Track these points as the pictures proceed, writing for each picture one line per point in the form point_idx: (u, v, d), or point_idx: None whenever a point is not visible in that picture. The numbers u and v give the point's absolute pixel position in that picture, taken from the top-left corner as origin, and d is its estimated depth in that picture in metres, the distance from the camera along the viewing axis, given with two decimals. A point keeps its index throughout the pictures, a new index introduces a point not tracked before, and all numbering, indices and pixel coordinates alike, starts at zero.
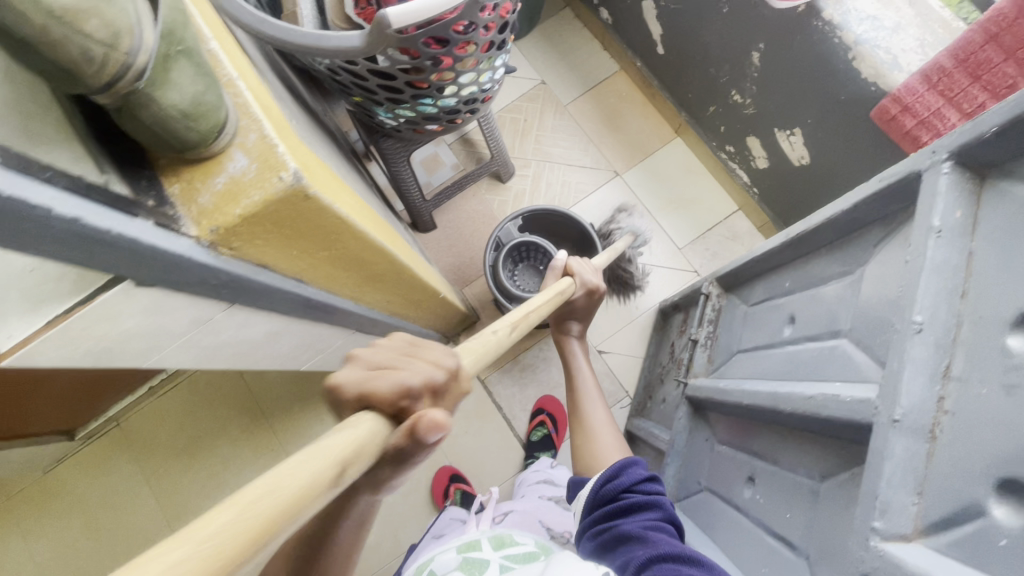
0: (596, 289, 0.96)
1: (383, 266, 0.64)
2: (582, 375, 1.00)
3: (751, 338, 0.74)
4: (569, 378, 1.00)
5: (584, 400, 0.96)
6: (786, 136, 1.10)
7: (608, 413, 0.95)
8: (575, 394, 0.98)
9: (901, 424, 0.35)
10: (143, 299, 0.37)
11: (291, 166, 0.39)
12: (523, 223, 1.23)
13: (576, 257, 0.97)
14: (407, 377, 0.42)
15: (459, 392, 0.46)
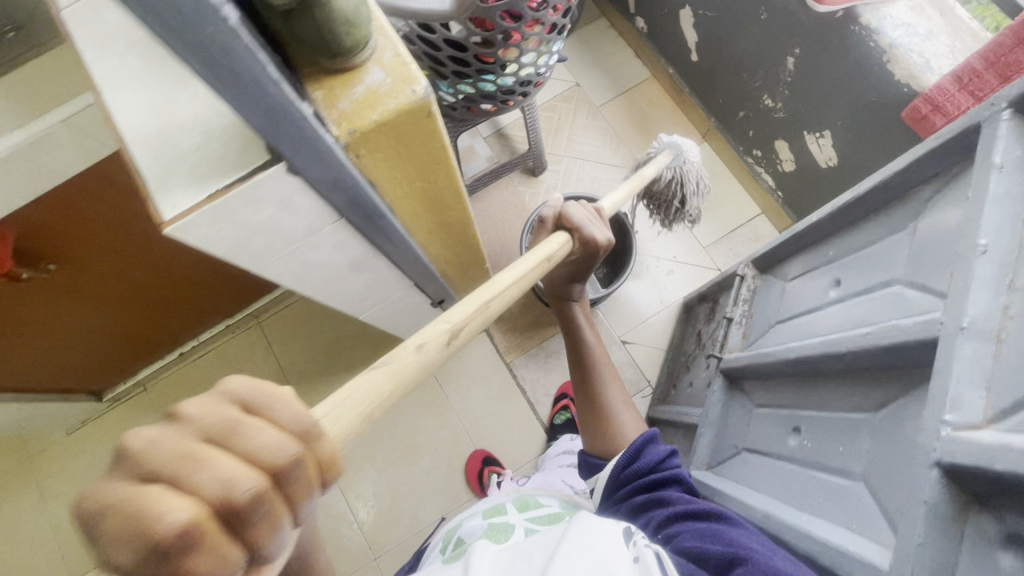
0: (598, 246, 0.82)
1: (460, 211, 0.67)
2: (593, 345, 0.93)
3: (791, 309, 0.78)
4: (577, 350, 0.93)
5: (592, 375, 0.90)
6: (815, 139, 1.16)
7: (621, 389, 0.90)
8: (582, 368, 0.91)
9: (968, 329, 0.39)
10: (288, 187, 0.41)
11: (423, 82, 0.43)
12: None
13: (575, 207, 0.82)
14: (168, 515, 0.26)
15: (297, 488, 0.31)
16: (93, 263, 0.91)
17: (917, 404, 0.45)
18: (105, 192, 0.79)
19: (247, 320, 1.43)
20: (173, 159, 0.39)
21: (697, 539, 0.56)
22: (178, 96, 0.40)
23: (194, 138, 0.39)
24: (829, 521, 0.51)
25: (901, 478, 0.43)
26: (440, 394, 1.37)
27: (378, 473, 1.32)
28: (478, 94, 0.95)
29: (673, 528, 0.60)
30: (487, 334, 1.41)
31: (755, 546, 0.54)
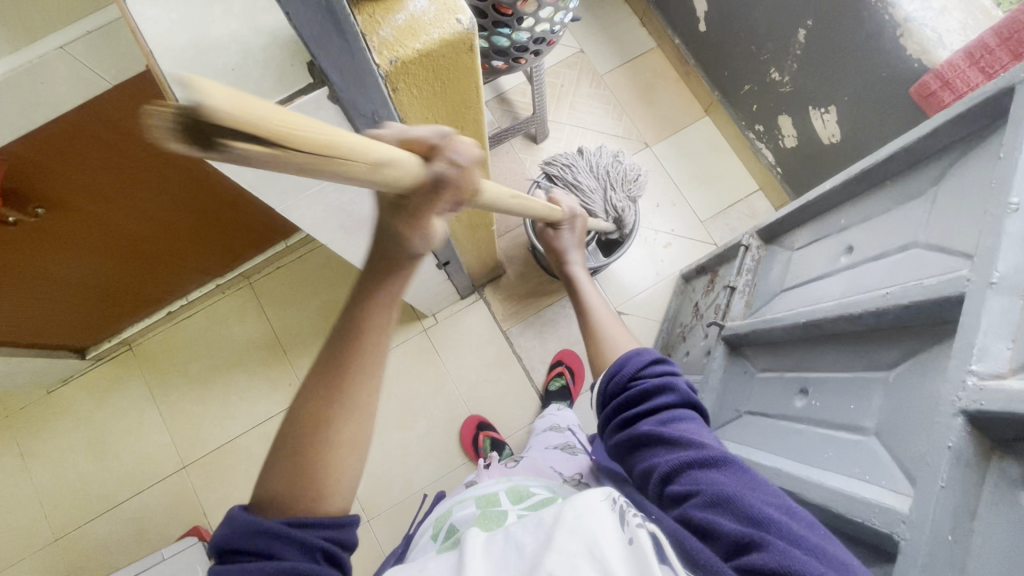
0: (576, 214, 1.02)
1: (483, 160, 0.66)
2: (590, 298, 0.98)
3: (798, 278, 0.79)
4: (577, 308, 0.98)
5: (590, 323, 0.91)
6: (819, 114, 1.17)
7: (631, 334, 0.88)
8: (583, 319, 0.94)
9: (998, 284, 0.40)
10: (324, 116, 0.39)
11: (467, 12, 0.42)
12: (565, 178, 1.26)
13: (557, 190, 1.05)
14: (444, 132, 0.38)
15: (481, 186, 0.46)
16: (85, 208, 0.87)
17: (938, 359, 0.46)
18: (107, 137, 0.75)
19: (237, 280, 1.38)
20: (208, 76, 0.37)
21: (701, 498, 0.54)
22: (211, 11, 0.38)
23: (230, 55, 0.37)
24: (840, 473, 0.52)
25: (920, 431, 0.44)
26: (437, 360, 1.36)
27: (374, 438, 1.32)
28: (492, 50, 0.93)
29: (682, 475, 0.58)
30: (484, 301, 1.40)
31: (773, 513, 0.50)
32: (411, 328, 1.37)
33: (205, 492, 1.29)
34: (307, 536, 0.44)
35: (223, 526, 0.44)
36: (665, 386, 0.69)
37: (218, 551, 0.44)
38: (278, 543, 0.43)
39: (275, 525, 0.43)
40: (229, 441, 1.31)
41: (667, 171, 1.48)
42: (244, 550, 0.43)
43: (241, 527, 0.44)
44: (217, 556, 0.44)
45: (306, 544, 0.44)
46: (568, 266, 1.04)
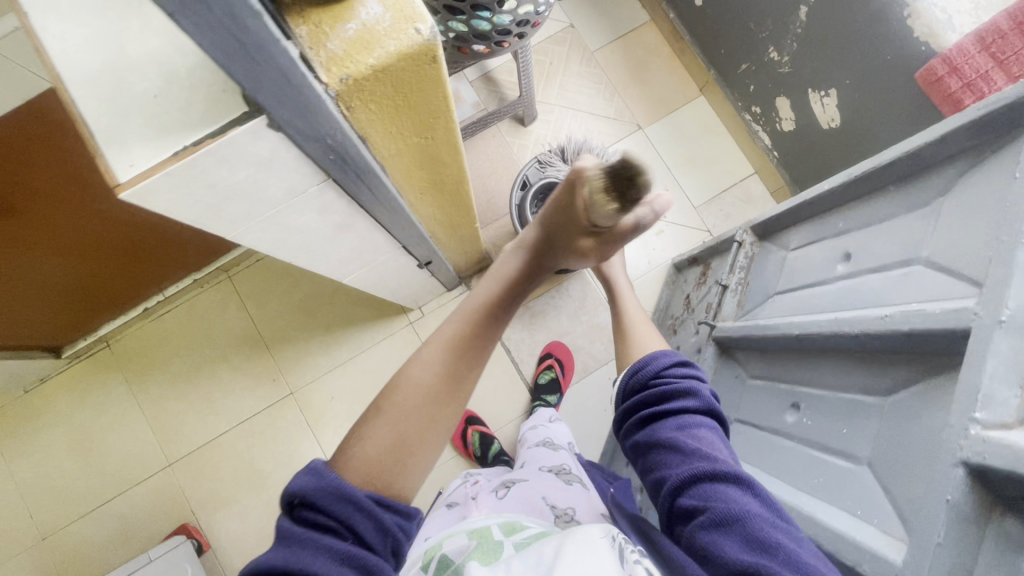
0: None
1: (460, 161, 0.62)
2: (627, 305, 0.94)
3: (793, 280, 0.76)
4: (614, 313, 0.95)
5: (625, 331, 0.87)
6: (818, 97, 1.12)
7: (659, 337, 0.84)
8: (617, 326, 0.90)
9: (1008, 323, 0.37)
10: (266, 144, 0.35)
11: (428, 20, 0.37)
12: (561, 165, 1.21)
13: None
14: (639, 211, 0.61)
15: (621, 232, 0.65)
16: (50, 217, 0.88)
17: (937, 395, 0.43)
18: (62, 171, 0.84)
19: (217, 275, 1.34)
20: (126, 105, 0.32)
21: (708, 515, 0.52)
22: (129, 26, 0.33)
23: (151, 80, 0.32)
24: (831, 505, 0.52)
25: (915, 473, 0.42)
26: None
27: None
28: (471, 34, 0.87)
29: (692, 490, 0.55)
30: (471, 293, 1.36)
31: (783, 540, 0.49)
32: (395, 322, 1.34)
33: (193, 489, 1.28)
34: (386, 517, 0.49)
35: (303, 481, 0.48)
36: (688, 390, 0.65)
37: (294, 502, 0.47)
38: (356, 517, 0.47)
39: (359, 498, 0.48)
40: (214, 439, 1.30)
41: (660, 154, 1.43)
42: (325, 513, 0.46)
43: (322, 491, 0.47)
44: (291, 508, 0.47)
45: (383, 525, 0.48)
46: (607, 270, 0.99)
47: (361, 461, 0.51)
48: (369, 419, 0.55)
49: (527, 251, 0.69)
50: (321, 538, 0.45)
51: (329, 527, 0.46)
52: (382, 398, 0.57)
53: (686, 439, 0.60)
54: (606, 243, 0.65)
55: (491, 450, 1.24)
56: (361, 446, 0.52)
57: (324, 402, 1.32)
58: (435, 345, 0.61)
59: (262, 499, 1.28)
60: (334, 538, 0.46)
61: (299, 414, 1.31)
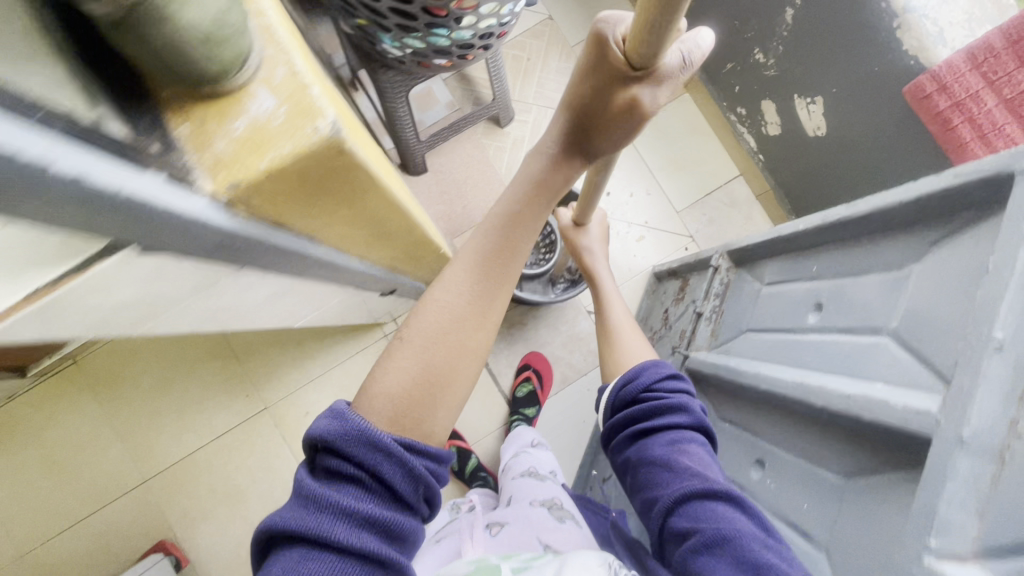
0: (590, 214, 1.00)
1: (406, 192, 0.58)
2: (611, 300, 0.94)
3: (767, 323, 0.72)
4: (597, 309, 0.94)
5: (613, 330, 0.87)
6: (804, 104, 1.06)
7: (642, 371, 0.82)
8: (602, 324, 0.90)
9: (968, 444, 0.34)
10: (145, 266, 0.31)
11: (329, 114, 0.32)
12: None
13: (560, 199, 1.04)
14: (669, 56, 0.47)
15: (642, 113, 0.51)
16: None
17: (899, 498, 0.41)
18: None
19: None
20: None
21: (703, 532, 0.52)
22: None
23: None
24: None
25: None
26: None
27: None
28: (430, 50, 0.80)
29: (683, 510, 0.55)
30: None
31: (773, 560, 0.48)
32: (369, 335, 1.32)
33: (169, 505, 1.28)
34: (414, 462, 0.49)
35: (332, 429, 0.47)
36: (678, 407, 0.64)
37: (322, 448, 0.47)
38: (383, 464, 0.47)
39: (386, 446, 0.48)
40: (190, 453, 1.29)
41: (643, 155, 1.37)
42: (350, 464, 0.47)
43: (352, 437, 0.47)
44: (319, 453, 0.48)
45: (410, 472, 0.49)
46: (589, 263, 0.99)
47: (384, 397, 0.52)
48: (393, 355, 0.56)
49: (554, 148, 0.58)
50: (344, 489, 0.46)
51: (354, 477, 0.47)
52: (405, 329, 0.57)
53: (678, 458, 0.59)
54: (650, 106, 0.51)
55: (468, 464, 1.23)
56: (383, 385, 0.54)
57: (299, 416, 1.31)
58: (459, 265, 0.58)
59: (240, 514, 1.28)
60: (359, 488, 0.46)
61: (275, 427, 1.31)
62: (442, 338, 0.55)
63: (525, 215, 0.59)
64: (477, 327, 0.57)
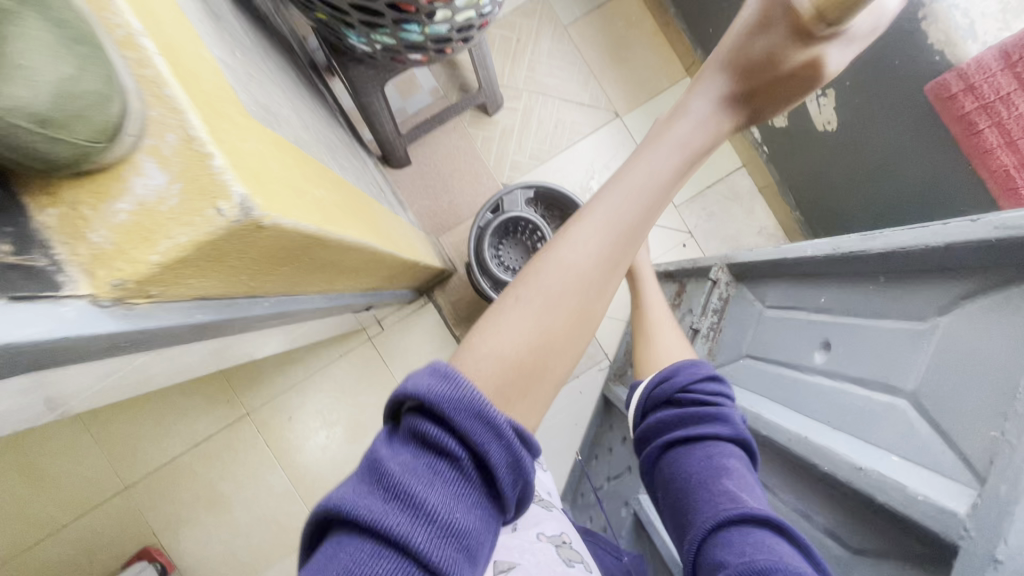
0: None
1: (359, 222, 0.50)
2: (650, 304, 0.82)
3: (768, 351, 0.67)
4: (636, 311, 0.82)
5: (656, 339, 0.75)
6: (815, 96, 0.99)
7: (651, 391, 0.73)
8: (642, 331, 0.78)
9: (1004, 566, 0.30)
10: (13, 386, 0.25)
11: (235, 193, 0.26)
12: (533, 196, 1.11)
13: None
14: None
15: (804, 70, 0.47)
16: None
17: None
18: None
19: None
20: None
21: (737, 563, 0.40)
22: None
23: None
24: None
25: None
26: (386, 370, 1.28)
27: (324, 450, 1.28)
28: (401, 46, 0.72)
29: (718, 538, 0.44)
30: (435, 307, 1.31)
31: None
32: (354, 336, 1.28)
33: (153, 511, 1.25)
34: (521, 453, 0.40)
35: (443, 389, 0.38)
36: (716, 416, 0.55)
37: (421, 415, 0.38)
38: (490, 447, 0.38)
39: (499, 426, 0.39)
40: (172, 459, 1.26)
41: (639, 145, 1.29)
42: (453, 440, 0.38)
43: (471, 402, 0.38)
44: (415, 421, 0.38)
45: (514, 465, 0.39)
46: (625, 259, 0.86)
47: (494, 361, 0.42)
48: (502, 313, 0.45)
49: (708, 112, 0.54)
50: (435, 469, 0.37)
51: (450, 453, 0.38)
52: (521, 283, 0.46)
53: (712, 477, 0.49)
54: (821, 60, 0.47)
55: None
56: (490, 345, 0.43)
57: (283, 421, 1.28)
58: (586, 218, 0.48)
59: (225, 520, 1.26)
60: (453, 467, 0.37)
61: (258, 433, 1.27)
62: (564, 300, 0.45)
63: (676, 172, 0.51)
64: (603, 293, 0.47)
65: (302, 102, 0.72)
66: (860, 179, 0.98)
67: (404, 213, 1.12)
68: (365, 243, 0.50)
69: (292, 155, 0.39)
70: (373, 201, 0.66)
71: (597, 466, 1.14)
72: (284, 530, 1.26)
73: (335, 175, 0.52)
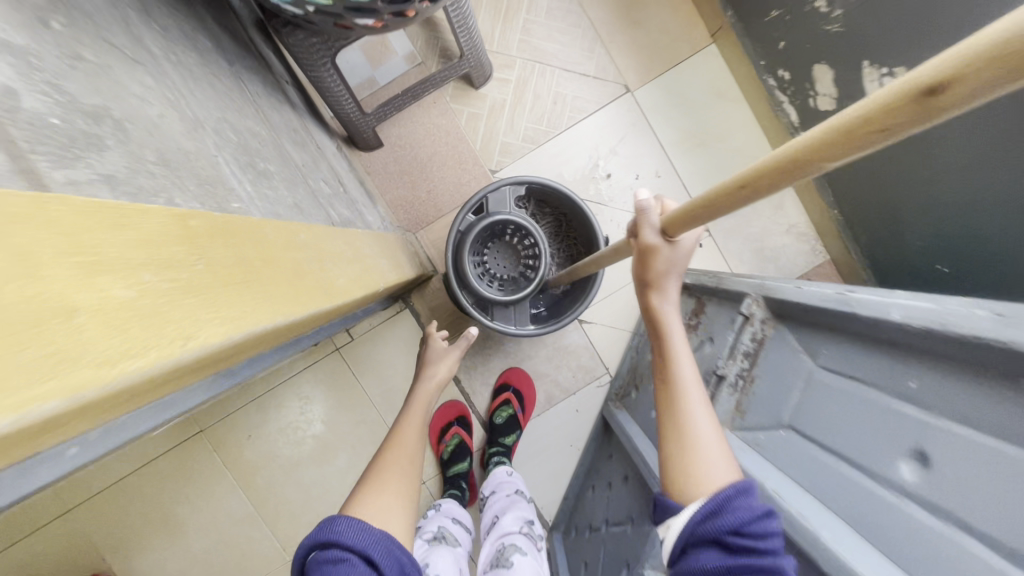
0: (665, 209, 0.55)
1: (241, 298, 0.33)
2: (688, 377, 0.57)
3: (828, 433, 0.52)
4: (664, 381, 0.59)
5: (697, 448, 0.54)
6: (877, 75, 0.79)
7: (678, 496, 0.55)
8: (674, 423, 0.56)
9: None
10: None
11: None
12: (523, 192, 0.94)
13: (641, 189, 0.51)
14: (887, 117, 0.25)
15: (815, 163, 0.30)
16: None
17: None
18: None
19: None
20: None
21: None
22: None
23: None
24: None
25: None
26: (355, 384, 1.17)
27: (290, 471, 1.15)
28: (341, 7, 0.53)
29: None
30: (410, 313, 1.18)
31: None
32: (321, 347, 1.14)
33: (99, 535, 1.12)
34: (397, 550, 0.55)
35: (322, 526, 0.54)
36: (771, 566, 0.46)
37: (311, 550, 0.52)
38: (370, 543, 0.53)
39: (369, 527, 0.54)
40: (118, 479, 1.12)
41: (652, 127, 1.09)
42: (340, 548, 0.51)
43: (344, 522, 0.54)
44: (311, 556, 0.52)
45: (391, 554, 0.54)
46: (652, 300, 0.57)
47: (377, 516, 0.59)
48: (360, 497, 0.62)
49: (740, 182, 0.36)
50: (334, 569, 0.50)
51: (343, 556, 0.51)
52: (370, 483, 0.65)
53: None
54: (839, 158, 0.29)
55: (455, 466, 1.09)
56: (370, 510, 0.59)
57: (241, 440, 1.14)
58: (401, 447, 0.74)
59: (181, 546, 1.14)
60: (348, 566, 0.50)
61: (214, 451, 1.14)
62: (388, 490, 0.64)
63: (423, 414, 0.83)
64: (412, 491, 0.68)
65: (206, 83, 0.52)
66: (942, 181, 0.81)
67: (372, 209, 0.94)
68: (248, 332, 0.33)
69: (86, 227, 0.22)
70: (296, 229, 0.48)
71: (594, 500, 1.02)
72: (248, 556, 1.15)
73: (217, 220, 0.34)
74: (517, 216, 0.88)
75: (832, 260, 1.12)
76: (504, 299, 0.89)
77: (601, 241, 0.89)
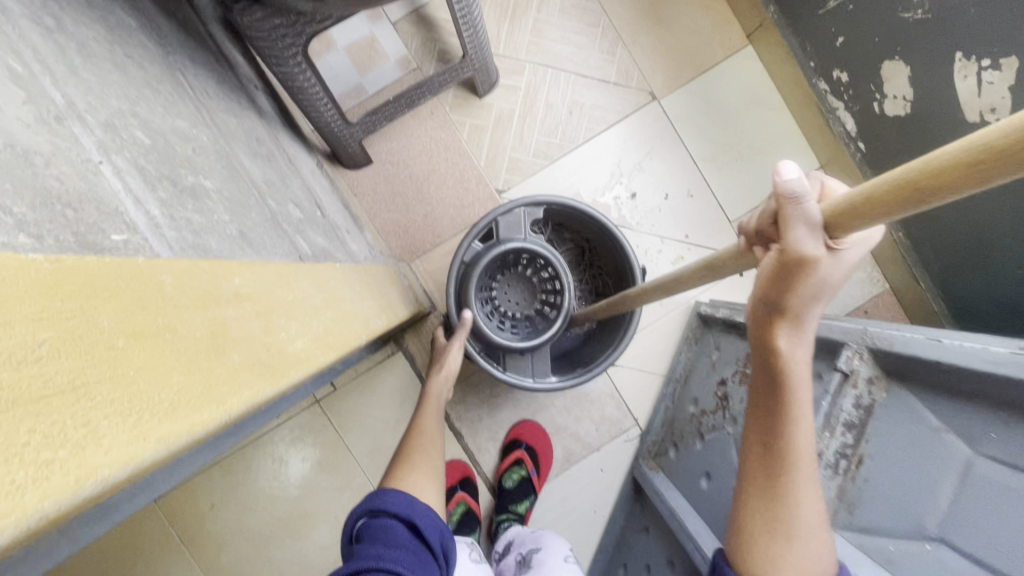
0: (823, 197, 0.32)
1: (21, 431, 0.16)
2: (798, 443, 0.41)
3: (1014, 557, 0.39)
4: (765, 447, 0.42)
5: (792, 536, 0.42)
6: (974, 68, 0.66)
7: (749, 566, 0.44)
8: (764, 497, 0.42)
9: None
10: None
11: None
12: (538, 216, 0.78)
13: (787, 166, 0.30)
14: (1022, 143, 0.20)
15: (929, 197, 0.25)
16: None
17: None
18: None
19: None
20: None
21: None
22: None
23: None
24: None
25: None
26: (338, 441, 0.99)
27: (260, 549, 0.96)
28: None
29: None
30: (405, 356, 1.01)
31: None
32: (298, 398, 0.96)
33: None
34: (437, 517, 0.54)
35: (371, 495, 0.52)
36: None
37: (360, 518, 0.51)
38: (416, 513, 0.52)
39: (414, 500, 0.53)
40: None
41: (684, 139, 0.95)
42: (390, 515, 0.51)
43: (393, 493, 0.53)
44: (362, 522, 0.51)
45: (434, 525, 0.53)
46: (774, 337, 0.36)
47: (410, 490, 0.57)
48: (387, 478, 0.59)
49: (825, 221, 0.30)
50: (387, 530, 0.49)
51: (394, 522, 0.50)
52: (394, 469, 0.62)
53: None
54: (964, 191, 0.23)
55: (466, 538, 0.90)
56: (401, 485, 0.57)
57: (201, 511, 0.95)
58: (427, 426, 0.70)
59: None
60: (400, 529, 0.50)
61: (166, 525, 0.94)
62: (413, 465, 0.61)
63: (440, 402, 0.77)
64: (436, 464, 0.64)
65: (112, 63, 0.36)
66: None
67: (358, 236, 0.78)
68: (55, 510, 0.17)
69: None
70: (225, 272, 0.32)
71: None
72: None
73: (20, 290, 0.17)
74: (534, 245, 0.73)
75: (892, 290, 0.96)
76: (519, 345, 0.73)
77: (636, 274, 0.73)
